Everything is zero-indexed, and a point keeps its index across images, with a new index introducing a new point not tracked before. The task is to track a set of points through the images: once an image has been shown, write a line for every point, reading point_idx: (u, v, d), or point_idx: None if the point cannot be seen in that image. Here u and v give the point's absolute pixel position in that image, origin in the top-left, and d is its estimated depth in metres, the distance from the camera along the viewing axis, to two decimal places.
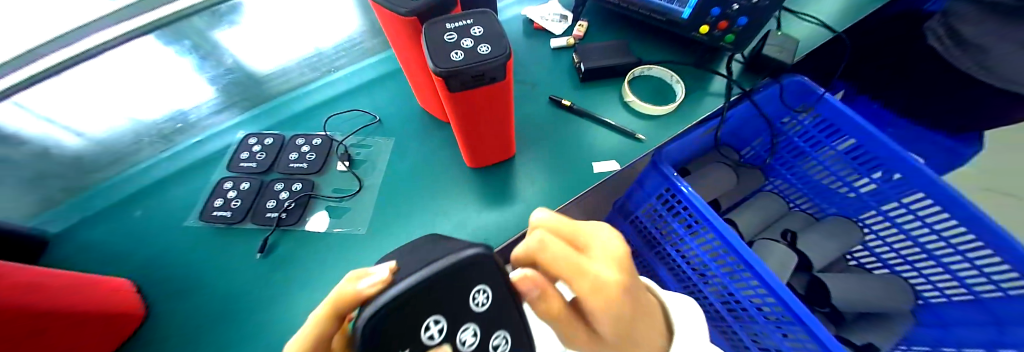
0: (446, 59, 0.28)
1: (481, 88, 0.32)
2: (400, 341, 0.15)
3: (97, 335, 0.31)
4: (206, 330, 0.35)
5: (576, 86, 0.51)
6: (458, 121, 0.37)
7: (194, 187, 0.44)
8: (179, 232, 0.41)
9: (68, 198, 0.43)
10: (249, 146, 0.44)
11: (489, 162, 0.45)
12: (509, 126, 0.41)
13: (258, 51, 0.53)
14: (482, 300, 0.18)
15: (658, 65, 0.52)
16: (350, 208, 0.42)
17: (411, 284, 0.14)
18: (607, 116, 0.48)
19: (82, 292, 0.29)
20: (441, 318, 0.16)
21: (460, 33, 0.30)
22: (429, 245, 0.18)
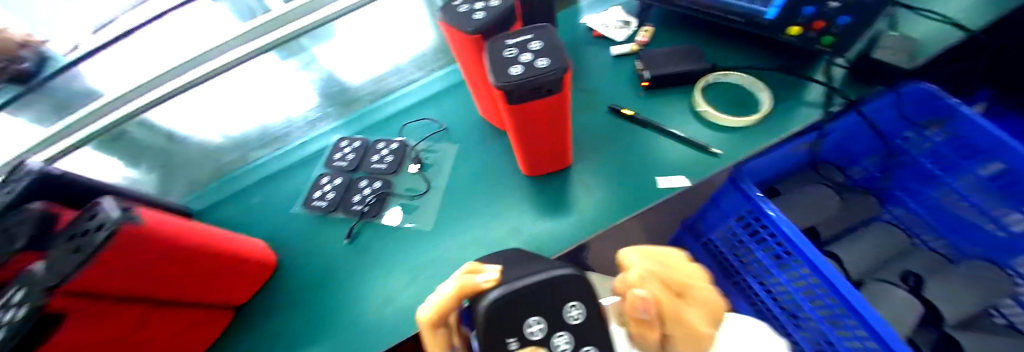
0: (508, 73, 0.30)
1: (538, 100, 0.33)
2: (507, 331, 0.16)
3: (238, 281, 0.40)
4: (302, 300, 0.42)
5: (639, 94, 0.50)
6: (516, 133, 0.38)
7: (298, 181, 0.53)
8: (286, 217, 0.49)
9: (211, 184, 0.55)
10: (341, 148, 0.51)
11: (545, 171, 0.46)
12: (566, 136, 0.41)
13: (349, 67, 0.62)
14: (577, 315, 0.17)
15: (736, 72, 0.47)
16: (419, 205, 0.46)
17: (527, 278, 0.16)
18: (675, 127, 0.45)
19: (230, 246, 0.38)
20: (541, 319, 0.16)
21: (520, 48, 0.32)
22: (528, 260, 0.21)
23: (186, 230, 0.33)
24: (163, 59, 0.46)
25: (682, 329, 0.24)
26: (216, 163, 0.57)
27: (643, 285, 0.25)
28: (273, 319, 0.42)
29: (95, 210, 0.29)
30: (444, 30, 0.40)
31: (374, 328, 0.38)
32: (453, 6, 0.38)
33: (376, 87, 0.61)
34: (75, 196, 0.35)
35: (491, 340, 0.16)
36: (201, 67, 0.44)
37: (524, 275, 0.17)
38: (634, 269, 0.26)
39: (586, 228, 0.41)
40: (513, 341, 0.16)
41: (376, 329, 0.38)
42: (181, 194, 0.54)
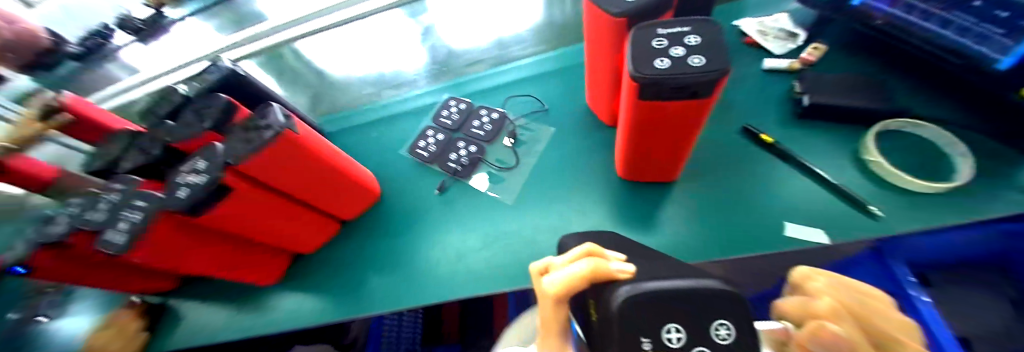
0: (653, 65, 0.25)
1: (675, 102, 0.27)
2: (636, 331, 0.14)
3: (348, 201, 0.46)
4: (390, 233, 0.47)
5: (786, 122, 0.43)
6: (629, 132, 0.35)
7: (408, 126, 0.58)
8: (391, 156, 0.55)
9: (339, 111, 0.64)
10: (449, 107, 0.54)
11: (647, 179, 0.42)
12: (686, 147, 0.35)
13: (472, 32, 0.64)
14: (727, 339, 0.13)
15: (933, 123, 0.37)
16: (504, 178, 0.47)
17: (667, 283, 0.14)
18: (821, 169, 0.38)
19: (348, 170, 0.43)
20: (680, 328, 0.14)
21: (672, 39, 0.27)
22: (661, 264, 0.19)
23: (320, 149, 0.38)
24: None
25: None
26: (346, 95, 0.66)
27: (831, 317, 0.25)
28: (362, 242, 0.47)
29: (264, 113, 0.34)
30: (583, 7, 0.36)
31: (440, 279, 0.40)
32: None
33: (492, 53, 0.62)
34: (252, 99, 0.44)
35: (615, 337, 0.14)
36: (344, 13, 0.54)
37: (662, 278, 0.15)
38: (813, 301, 0.27)
39: (680, 251, 0.37)
40: (647, 342, 0.13)
41: (442, 280, 0.40)
42: (318, 115, 0.64)
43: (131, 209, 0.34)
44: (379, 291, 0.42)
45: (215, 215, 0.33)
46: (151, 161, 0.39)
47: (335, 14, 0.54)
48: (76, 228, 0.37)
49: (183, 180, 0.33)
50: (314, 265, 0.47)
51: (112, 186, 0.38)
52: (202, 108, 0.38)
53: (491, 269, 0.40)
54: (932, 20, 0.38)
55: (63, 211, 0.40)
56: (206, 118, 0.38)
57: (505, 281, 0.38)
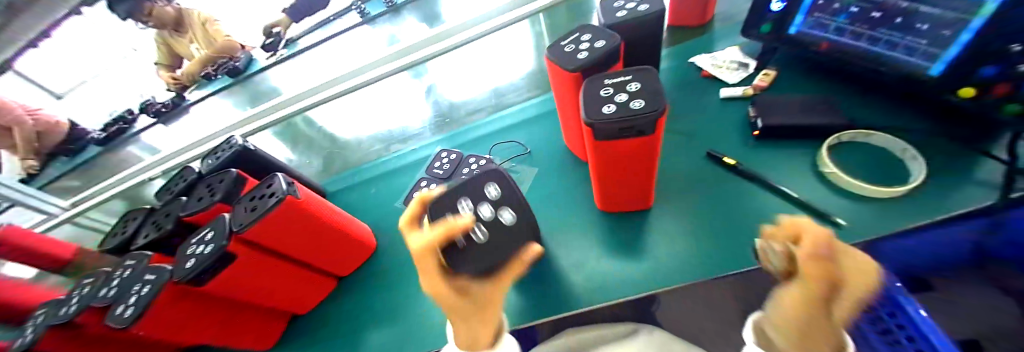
0: (601, 111, 0.29)
1: (627, 140, 0.31)
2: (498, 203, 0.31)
3: (347, 256, 0.48)
4: (385, 285, 0.48)
5: (748, 144, 0.46)
6: (598, 169, 0.38)
7: (403, 179, 0.62)
8: (387, 209, 0.58)
9: (338, 171, 0.68)
10: (441, 159, 0.58)
11: (624, 209, 0.44)
12: (652, 177, 0.38)
13: (460, 91, 0.71)
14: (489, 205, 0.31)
15: (880, 131, 0.40)
16: None
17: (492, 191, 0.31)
18: (788, 185, 0.40)
19: (347, 226, 0.46)
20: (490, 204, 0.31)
21: (617, 87, 0.31)
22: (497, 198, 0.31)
23: (323, 208, 0.42)
24: (334, 73, 0.70)
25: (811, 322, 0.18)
26: (346, 155, 0.71)
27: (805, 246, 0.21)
28: (357, 296, 0.49)
29: (270, 182, 0.39)
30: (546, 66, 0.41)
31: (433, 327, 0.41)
32: (561, 45, 0.40)
33: (477, 105, 0.68)
34: (258, 170, 0.49)
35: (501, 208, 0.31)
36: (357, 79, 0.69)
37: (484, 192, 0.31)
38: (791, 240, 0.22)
39: (659, 277, 0.38)
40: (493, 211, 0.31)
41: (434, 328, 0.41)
42: (320, 176, 0.68)
43: (141, 282, 0.36)
44: (374, 345, 0.43)
45: (222, 279, 0.36)
46: (162, 236, 0.43)
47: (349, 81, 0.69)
48: (87, 304, 0.39)
49: (192, 250, 0.36)
50: (310, 325, 0.48)
51: (126, 261, 0.41)
52: (214, 183, 0.44)
53: None
54: (863, 39, 0.42)
55: (78, 289, 0.43)
56: (217, 191, 0.42)
57: None
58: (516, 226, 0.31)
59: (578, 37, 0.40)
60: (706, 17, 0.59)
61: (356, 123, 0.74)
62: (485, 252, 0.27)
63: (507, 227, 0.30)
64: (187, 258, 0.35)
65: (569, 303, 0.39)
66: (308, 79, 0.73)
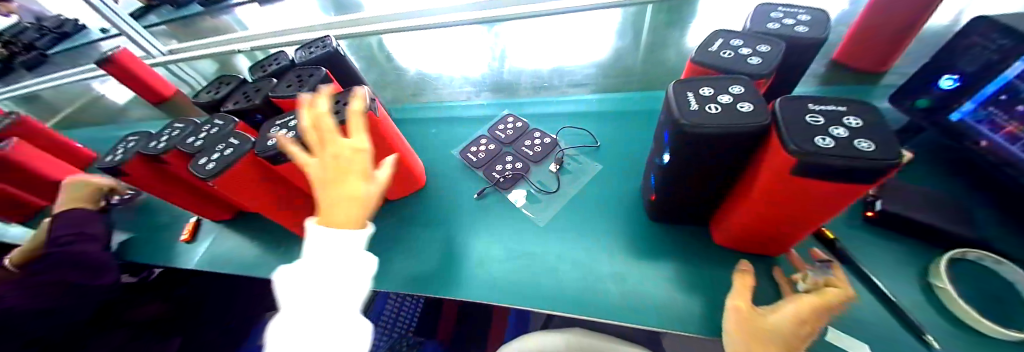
0: (813, 142, 0.24)
1: (832, 184, 0.24)
2: (704, 102, 0.29)
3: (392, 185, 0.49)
4: (425, 225, 0.50)
5: (849, 221, 0.42)
6: (744, 199, 0.31)
7: (465, 129, 0.62)
8: (445, 153, 0.59)
9: (406, 101, 0.70)
10: (506, 123, 0.57)
11: (750, 249, 0.38)
12: (810, 230, 0.31)
13: (540, 60, 0.69)
14: (714, 108, 0.28)
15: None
16: (540, 200, 0.48)
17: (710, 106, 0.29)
18: (881, 280, 0.36)
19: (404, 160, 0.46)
20: (715, 106, 0.29)
21: (828, 118, 0.26)
22: (713, 144, 0.28)
23: (391, 132, 0.42)
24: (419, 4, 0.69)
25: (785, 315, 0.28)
26: (414, 88, 0.72)
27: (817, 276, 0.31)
28: (396, 222, 0.51)
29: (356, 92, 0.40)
30: (686, 70, 0.37)
31: (462, 280, 0.43)
32: (712, 51, 0.36)
33: (554, 81, 0.65)
34: (342, 75, 0.50)
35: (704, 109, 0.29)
36: (429, 19, 0.66)
37: (709, 106, 0.29)
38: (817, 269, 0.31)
39: (702, 319, 0.35)
40: (715, 106, 0.28)
41: (462, 284, 0.42)
42: (387, 101, 0.70)
43: (224, 144, 0.39)
44: (403, 272, 0.45)
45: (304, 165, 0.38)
46: (250, 109, 0.46)
47: (421, 19, 0.67)
48: (173, 146, 0.42)
49: (276, 132, 0.38)
50: None
51: (214, 120, 0.43)
52: (303, 75, 0.45)
53: (510, 280, 0.41)
54: None
55: (165, 131, 0.46)
56: (305, 85, 0.44)
57: (519, 297, 0.39)
58: (756, 119, 0.27)
59: (726, 42, 0.37)
60: (883, 66, 0.49)
61: (432, 63, 0.75)
62: (719, 133, 0.27)
63: (746, 113, 0.27)
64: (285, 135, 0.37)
65: (597, 308, 0.37)
66: (393, 3, 0.73)
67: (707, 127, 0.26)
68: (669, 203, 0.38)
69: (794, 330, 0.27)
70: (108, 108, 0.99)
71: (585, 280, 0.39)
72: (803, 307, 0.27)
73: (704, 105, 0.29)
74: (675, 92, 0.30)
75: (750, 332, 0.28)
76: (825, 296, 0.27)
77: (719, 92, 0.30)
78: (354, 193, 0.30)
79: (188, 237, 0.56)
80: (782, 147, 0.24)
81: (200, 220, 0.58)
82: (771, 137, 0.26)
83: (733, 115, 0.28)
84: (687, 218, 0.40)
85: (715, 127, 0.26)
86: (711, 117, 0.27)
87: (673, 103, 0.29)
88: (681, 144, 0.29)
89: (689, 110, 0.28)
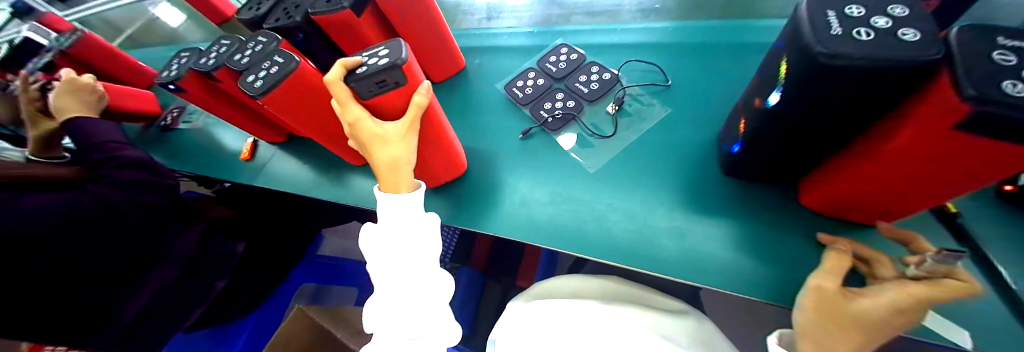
0: (997, 87, 0.16)
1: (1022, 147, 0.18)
2: (852, 25, 0.22)
3: (431, 63, 0.53)
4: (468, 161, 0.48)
5: (977, 195, 0.34)
6: (867, 156, 0.25)
7: (511, 61, 0.56)
8: (488, 88, 0.54)
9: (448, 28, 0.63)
10: (559, 54, 0.51)
11: (840, 213, 0.32)
12: (938, 200, 0.25)
13: None
14: (865, 33, 0.21)
15: None
16: (592, 145, 0.44)
17: (860, 29, 0.21)
18: (1004, 265, 0.30)
19: (441, 35, 0.49)
20: (866, 30, 0.21)
21: (1023, 56, 0.17)
22: (854, 82, 0.21)
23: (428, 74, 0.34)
24: None
25: (879, 300, 0.22)
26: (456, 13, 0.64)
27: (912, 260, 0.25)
28: None
29: None
30: None
31: (504, 219, 0.42)
32: None
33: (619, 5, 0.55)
34: None
35: (849, 31, 0.21)
36: None
37: (858, 30, 0.21)
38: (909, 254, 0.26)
39: (768, 285, 0.32)
40: (863, 31, 0.21)
41: (502, 224, 0.42)
42: None
43: (270, 62, 0.38)
44: (446, 205, 0.45)
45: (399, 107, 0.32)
46: (291, 26, 0.43)
47: None
48: (221, 64, 0.41)
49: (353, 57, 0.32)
50: None
51: (257, 38, 0.41)
52: None
53: (554, 223, 0.40)
54: None
55: (213, 48, 0.45)
56: None
57: (562, 242, 0.38)
58: (926, 50, 0.19)
59: None
60: None
61: None
62: (865, 69, 0.20)
63: (911, 43, 0.20)
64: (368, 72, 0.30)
65: (644, 260, 0.35)
66: None
67: (858, 58, 0.20)
68: (753, 154, 0.32)
69: (882, 317, 0.22)
70: (163, 30, 1.00)
71: (635, 232, 0.37)
72: (904, 295, 0.21)
73: (850, 28, 0.22)
74: (805, 12, 0.23)
75: (824, 316, 0.24)
76: (939, 286, 0.20)
77: (875, 10, 0.22)
78: (393, 159, 0.32)
79: (248, 156, 0.59)
80: (951, 88, 0.17)
81: (257, 142, 0.61)
82: (938, 77, 0.19)
83: (895, 42, 0.20)
84: (765, 175, 0.35)
85: (865, 57, 0.20)
86: (861, 44, 0.20)
87: (804, 26, 0.22)
88: (806, 80, 0.23)
89: (827, 36, 0.21)
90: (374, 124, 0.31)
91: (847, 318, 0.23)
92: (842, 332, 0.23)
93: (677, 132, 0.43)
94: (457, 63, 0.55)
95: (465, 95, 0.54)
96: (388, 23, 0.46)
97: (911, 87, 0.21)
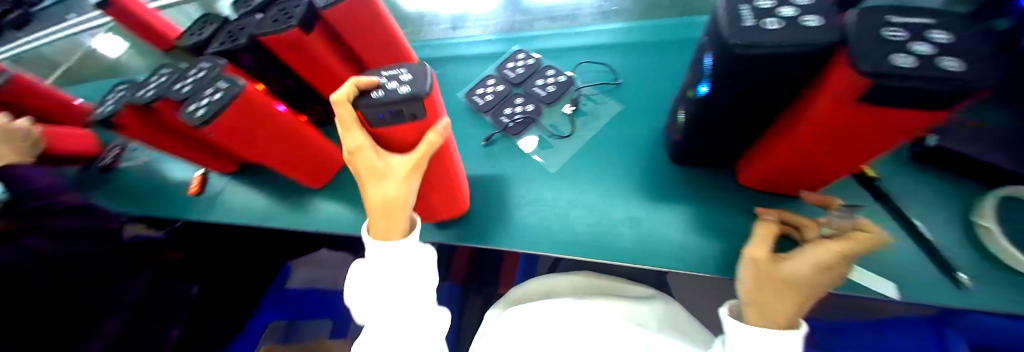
0: (888, 61, 0.18)
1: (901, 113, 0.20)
2: (763, 16, 0.24)
3: None
4: None
5: (896, 160, 0.38)
6: (785, 133, 0.28)
7: (471, 70, 0.56)
8: (449, 98, 0.55)
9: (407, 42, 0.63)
10: (515, 60, 0.52)
11: (777, 189, 0.35)
12: (850, 167, 0.28)
13: None
14: (772, 23, 0.23)
15: None
16: (552, 145, 0.45)
17: (767, 20, 0.23)
18: (923, 221, 0.33)
19: (395, 50, 0.49)
20: (773, 20, 0.23)
21: (910, 31, 0.20)
22: (765, 67, 0.23)
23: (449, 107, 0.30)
24: None
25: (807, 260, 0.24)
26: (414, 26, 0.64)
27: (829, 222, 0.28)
28: None
29: None
30: None
31: (470, 226, 0.42)
32: None
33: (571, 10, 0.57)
34: None
35: (758, 22, 0.24)
36: None
37: (765, 20, 0.24)
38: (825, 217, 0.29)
39: (720, 262, 0.34)
40: (771, 21, 0.23)
41: (469, 231, 0.42)
42: None
43: (213, 88, 0.36)
44: None
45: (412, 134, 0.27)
46: (236, 50, 0.42)
47: None
48: (161, 94, 0.39)
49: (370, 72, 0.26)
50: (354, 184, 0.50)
51: (199, 64, 0.40)
52: (288, 8, 0.41)
53: (521, 225, 0.41)
54: None
55: (153, 79, 0.43)
56: (291, 17, 0.39)
57: (529, 243, 0.39)
58: (824, 35, 0.22)
59: None
60: None
61: None
62: (771, 56, 0.22)
63: (811, 28, 0.22)
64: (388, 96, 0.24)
65: (609, 252, 0.36)
66: None
67: (768, 48, 0.21)
68: (696, 141, 0.35)
69: (813, 276, 0.24)
70: (105, 61, 0.94)
71: (599, 225, 0.38)
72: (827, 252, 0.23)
73: (760, 20, 0.24)
74: (721, 7, 0.25)
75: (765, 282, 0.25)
76: (853, 241, 0.22)
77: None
78: (389, 198, 0.28)
79: (197, 190, 0.56)
80: (849, 66, 0.19)
81: (207, 173, 0.58)
82: (838, 57, 0.21)
83: (800, 29, 0.22)
84: (711, 159, 0.37)
85: (772, 44, 0.21)
86: (766, 33, 0.22)
87: (720, 20, 0.24)
88: (727, 68, 0.24)
89: (740, 28, 0.23)
90: (377, 156, 0.27)
91: (783, 280, 0.24)
92: (781, 295, 0.25)
93: (632, 127, 0.45)
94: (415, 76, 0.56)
95: None
96: (338, 41, 0.46)
97: (818, 68, 0.23)
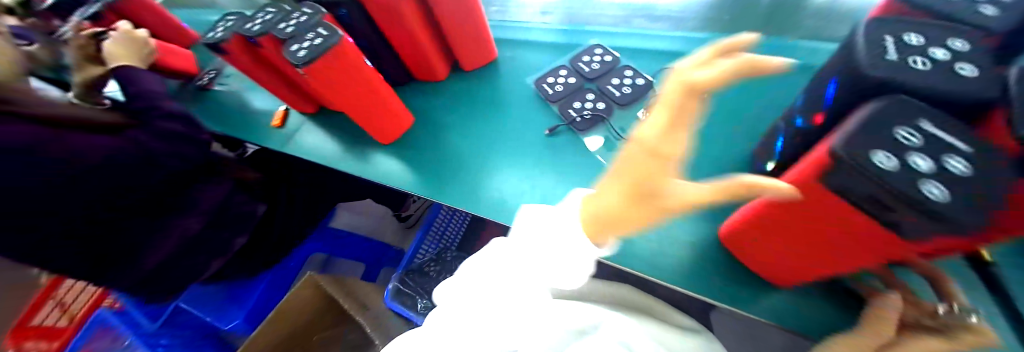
0: None
1: None
2: (909, 52, 0.21)
3: (463, 51, 0.53)
4: (492, 152, 0.48)
5: None
6: None
7: (543, 58, 0.55)
8: (517, 81, 0.54)
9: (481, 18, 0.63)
10: (592, 54, 0.51)
11: None
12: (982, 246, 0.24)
13: None
14: (921, 63, 0.20)
15: None
16: (618, 149, 0.44)
17: (915, 59, 0.20)
18: None
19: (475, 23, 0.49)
20: (923, 59, 0.20)
21: None
22: None
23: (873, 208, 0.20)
24: None
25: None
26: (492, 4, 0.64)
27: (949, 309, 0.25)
28: (461, 144, 0.50)
29: None
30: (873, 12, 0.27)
31: None
32: None
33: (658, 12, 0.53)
34: None
35: (903, 58, 0.20)
36: None
37: (913, 58, 0.20)
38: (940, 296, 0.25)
39: (781, 306, 0.32)
40: (919, 60, 0.20)
41: None
42: None
43: (314, 33, 0.39)
44: (468, 191, 0.46)
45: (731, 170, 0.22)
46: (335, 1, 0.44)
47: None
48: (266, 31, 0.42)
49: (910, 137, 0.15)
50: (414, 147, 0.51)
51: (301, 9, 0.42)
52: None
53: None
54: None
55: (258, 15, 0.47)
56: None
57: None
58: (986, 88, 0.18)
59: None
60: None
61: None
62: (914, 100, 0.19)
63: (966, 78, 0.19)
64: (877, 165, 0.15)
65: None
66: None
67: (906, 89, 0.19)
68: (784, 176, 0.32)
69: None
70: None
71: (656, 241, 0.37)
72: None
73: (903, 57, 0.21)
74: (860, 36, 0.22)
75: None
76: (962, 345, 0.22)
77: (938, 39, 0.21)
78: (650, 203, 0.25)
79: (279, 123, 0.61)
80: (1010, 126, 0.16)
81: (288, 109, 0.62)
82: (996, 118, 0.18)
83: (955, 76, 0.19)
84: None
85: (920, 88, 0.19)
86: (916, 73, 0.19)
87: (858, 49, 0.21)
88: (849, 105, 0.22)
89: (879, 62, 0.20)
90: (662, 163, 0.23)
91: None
92: None
93: (706, 147, 0.42)
94: (489, 53, 0.56)
95: (494, 87, 0.55)
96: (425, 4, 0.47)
97: None
